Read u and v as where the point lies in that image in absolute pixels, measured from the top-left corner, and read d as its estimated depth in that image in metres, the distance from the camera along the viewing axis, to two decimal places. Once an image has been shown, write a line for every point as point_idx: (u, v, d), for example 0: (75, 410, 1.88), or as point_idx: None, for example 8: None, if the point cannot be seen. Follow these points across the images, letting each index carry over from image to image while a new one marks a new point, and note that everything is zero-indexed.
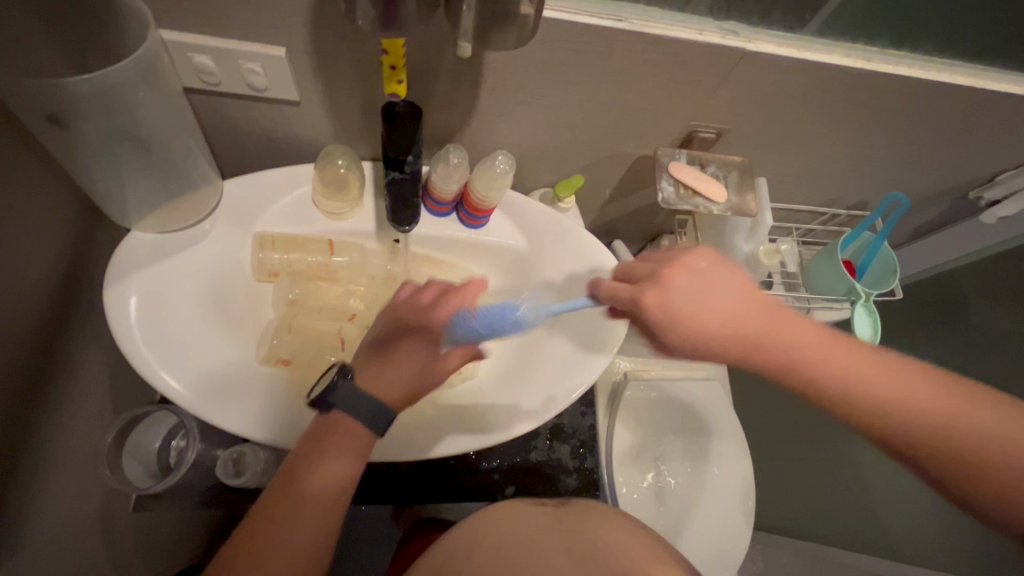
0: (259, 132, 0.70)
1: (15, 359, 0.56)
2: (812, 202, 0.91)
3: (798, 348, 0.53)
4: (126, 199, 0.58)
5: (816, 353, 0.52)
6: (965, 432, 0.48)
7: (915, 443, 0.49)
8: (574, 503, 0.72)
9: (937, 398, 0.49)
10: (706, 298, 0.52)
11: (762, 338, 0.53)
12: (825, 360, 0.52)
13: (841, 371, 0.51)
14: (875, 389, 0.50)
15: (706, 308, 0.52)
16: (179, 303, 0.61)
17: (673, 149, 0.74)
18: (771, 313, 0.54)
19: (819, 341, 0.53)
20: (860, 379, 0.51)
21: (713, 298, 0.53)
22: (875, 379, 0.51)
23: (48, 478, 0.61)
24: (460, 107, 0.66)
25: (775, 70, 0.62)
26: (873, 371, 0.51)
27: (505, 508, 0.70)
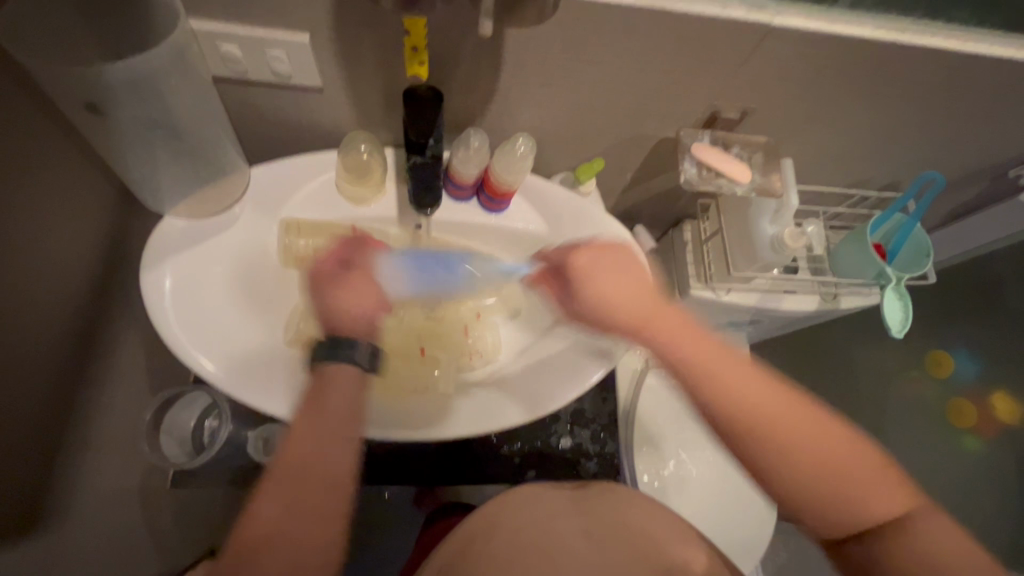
0: (285, 120, 0.72)
1: (60, 339, 0.58)
2: (840, 184, 0.89)
3: (665, 333, 0.56)
4: (159, 185, 0.60)
5: (672, 341, 0.55)
6: (815, 449, 0.50)
7: (772, 451, 0.51)
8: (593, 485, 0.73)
9: (817, 430, 0.50)
10: (608, 279, 0.58)
11: (645, 316, 0.56)
12: (691, 348, 0.55)
13: (703, 361, 0.54)
14: (744, 395, 0.52)
15: (605, 285, 0.58)
16: (210, 286, 0.64)
17: (696, 131, 0.73)
18: (649, 296, 0.58)
19: (681, 330, 0.56)
20: (718, 372, 0.53)
21: (603, 279, 0.58)
22: (734, 379, 0.52)
23: (91, 454, 0.64)
24: (480, 91, 0.66)
25: (801, 46, 0.60)
26: (723, 365, 0.53)
27: (525, 493, 0.71)
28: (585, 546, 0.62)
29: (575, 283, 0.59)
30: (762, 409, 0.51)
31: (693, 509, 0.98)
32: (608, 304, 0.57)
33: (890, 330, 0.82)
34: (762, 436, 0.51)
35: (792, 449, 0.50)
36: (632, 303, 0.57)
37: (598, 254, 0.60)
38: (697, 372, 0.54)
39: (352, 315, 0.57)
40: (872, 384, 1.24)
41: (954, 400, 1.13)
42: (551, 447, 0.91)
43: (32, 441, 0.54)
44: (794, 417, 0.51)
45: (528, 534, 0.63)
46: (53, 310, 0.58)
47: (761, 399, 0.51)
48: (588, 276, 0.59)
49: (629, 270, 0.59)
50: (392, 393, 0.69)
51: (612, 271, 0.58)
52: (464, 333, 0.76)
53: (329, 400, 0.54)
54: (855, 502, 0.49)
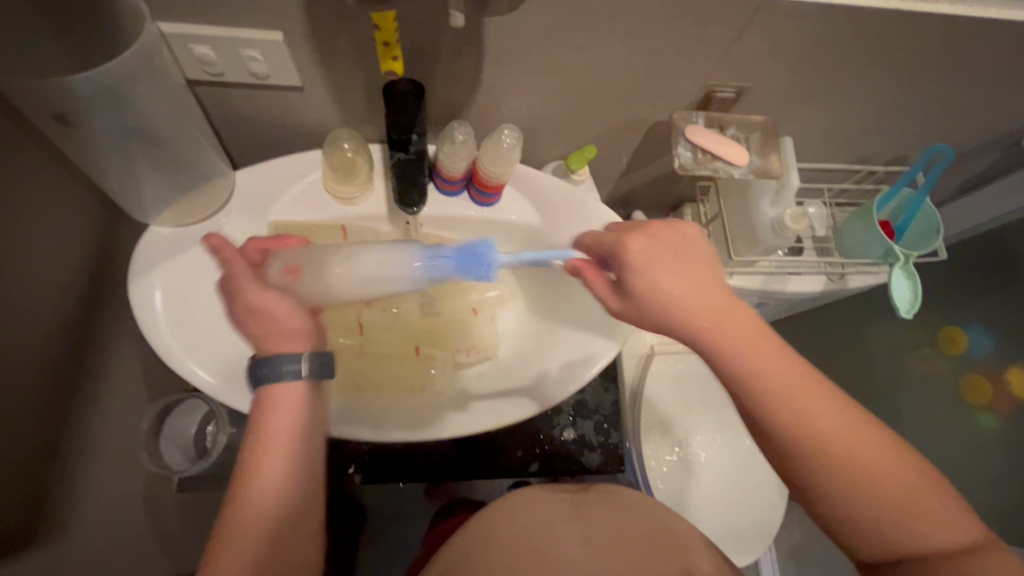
0: (268, 121, 0.70)
1: (49, 353, 0.58)
2: (845, 160, 0.86)
3: (741, 349, 0.49)
4: (141, 194, 0.59)
5: (740, 353, 0.49)
6: (884, 487, 0.46)
7: (845, 479, 0.46)
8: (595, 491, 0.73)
9: (884, 451, 0.47)
10: (673, 274, 0.50)
11: (719, 326, 0.50)
12: (767, 367, 0.49)
13: (779, 386, 0.49)
14: (804, 412, 0.48)
15: (664, 281, 0.50)
16: (199, 294, 0.63)
17: (690, 112, 0.71)
18: (721, 300, 0.51)
19: (763, 349, 0.50)
20: (797, 398, 0.48)
21: (669, 278, 0.50)
22: (808, 403, 0.48)
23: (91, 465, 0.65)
24: (464, 82, 0.64)
25: (796, 19, 0.57)
26: (799, 386, 0.49)
27: (523, 497, 0.71)
28: (582, 555, 0.61)
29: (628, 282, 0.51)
30: (820, 437, 0.47)
31: (703, 495, 0.97)
32: (669, 304, 0.50)
33: (899, 311, 0.79)
34: (813, 449, 0.47)
35: (865, 486, 0.46)
36: (701, 316, 0.50)
37: (657, 253, 0.51)
38: (764, 396, 0.49)
39: (269, 329, 0.53)
40: (883, 362, 1.22)
41: (968, 375, 1.09)
42: (554, 439, 0.91)
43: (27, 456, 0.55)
44: (863, 444, 0.47)
45: (528, 532, 0.64)
46: (42, 326, 0.57)
47: (833, 428, 0.47)
48: (647, 273, 0.50)
49: (696, 273, 0.51)
50: (392, 393, 0.69)
51: (679, 271, 0.51)
52: (460, 331, 0.75)
53: (282, 408, 0.51)
54: (920, 539, 0.45)
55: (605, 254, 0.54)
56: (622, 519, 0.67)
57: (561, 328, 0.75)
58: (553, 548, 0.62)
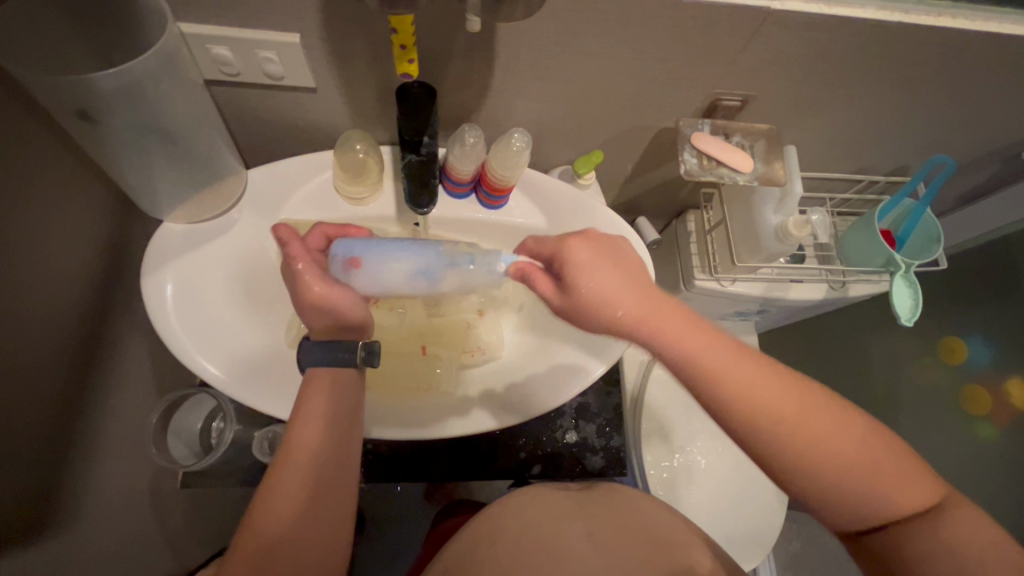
0: (282, 122, 0.72)
1: (62, 345, 0.59)
2: (847, 169, 0.87)
3: (669, 337, 0.52)
4: (156, 191, 0.60)
5: (682, 341, 0.52)
6: (844, 449, 0.48)
7: (797, 456, 0.49)
8: (597, 489, 0.74)
9: (837, 423, 0.49)
10: (606, 273, 0.54)
11: (648, 320, 0.53)
12: (699, 352, 0.51)
13: (723, 375, 0.50)
14: (764, 397, 0.49)
15: (601, 279, 0.53)
16: (211, 290, 0.64)
17: (696, 120, 0.72)
18: (650, 291, 0.54)
19: (693, 334, 0.52)
20: (732, 381, 0.50)
21: (602, 275, 0.54)
22: (760, 385, 0.50)
23: (100, 458, 0.65)
24: (475, 86, 0.65)
25: (802, 30, 0.59)
26: (746, 369, 0.50)
27: (526, 495, 0.71)
28: (589, 549, 0.63)
29: (572, 279, 0.54)
30: (784, 416, 0.49)
31: (702, 499, 0.97)
32: (609, 301, 0.53)
33: (900, 319, 0.80)
34: (785, 436, 0.49)
35: (816, 453, 0.48)
36: (627, 306, 0.53)
37: (590, 249, 0.55)
38: (715, 382, 0.51)
39: (325, 317, 0.60)
40: (883, 371, 1.22)
41: (968, 387, 1.11)
42: (556, 441, 0.91)
43: (37, 448, 0.55)
44: (811, 412, 0.49)
45: (533, 526, 0.65)
46: (55, 319, 0.58)
47: (792, 406, 0.49)
48: (585, 270, 0.54)
49: (626, 266, 0.55)
50: (397, 391, 0.69)
51: (611, 267, 0.54)
52: (466, 331, 0.76)
53: (316, 404, 0.56)
54: (878, 499, 0.48)
55: (548, 257, 0.57)
56: (626, 516, 0.68)
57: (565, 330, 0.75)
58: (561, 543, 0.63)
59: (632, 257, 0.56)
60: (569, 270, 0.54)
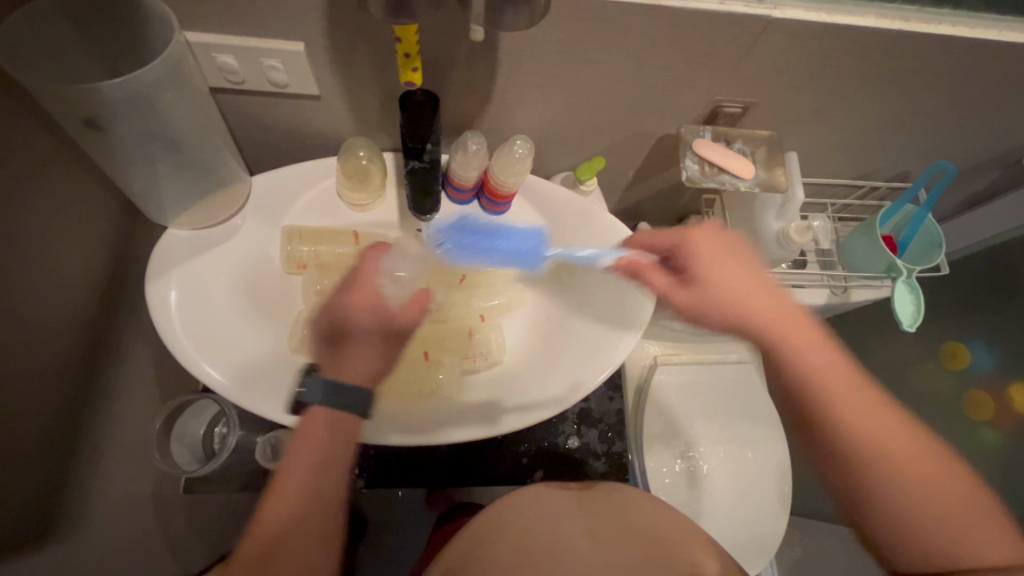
0: (287, 129, 0.72)
1: (67, 350, 0.59)
2: (848, 175, 0.88)
3: (796, 350, 0.58)
4: (160, 197, 0.60)
5: (806, 354, 0.58)
6: (930, 486, 0.52)
7: (880, 471, 0.53)
8: (599, 489, 0.73)
9: (929, 465, 0.52)
10: (738, 278, 0.61)
11: (788, 332, 0.59)
12: (822, 369, 0.57)
13: (839, 391, 0.56)
14: (867, 419, 0.54)
15: (730, 279, 0.60)
16: (215, 296, 0.64)
17: (697, 127, 0.72)
18: (790, 306, 0.60)
19: (813, 348, 0.58)
20: (839, 403, 0.56)
21: (734, 276, 0.60)
22: (863, 406, 0.55)
23: (105, 462, 0.66)
24: (477, 93, 0.66)
25: (802, 38, 0.59)
26: (854, 391, 0.56)
27: (530, 494, 0.70)
28: (590, 548, 0.63)
29: (698, 276, 0.61)
30: (878, 433, 0.54)
31: (706, 506, 0.97)
32: (755, 308, 0.59)
33: (902, 325, 0.80)
34: (881, 459, 0.53)
35: (902, 481, 0.52)
36: (767, 309, 0.60)
37: (715, 246, 0.62)
38: (832, 392, 0.56)
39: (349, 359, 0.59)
40: (886, 377, 1.22)
41: (971, 392, 1.10)
42: (557, 446, 0.91)
43: (40, 454, 0.55)
44: (899, 440, 0.54)
45: (538, 522, 0.66)
46: (59, 325, 0.58)
47: (891, 432, 0.54)
48: (714, 272, 0.61)
49: (757, 275, 0.61)
50: (397, 397, 0.69)
51: (735, 276, 0.61)
52: (468, 336, 0.75)
53: (313, 438, 0.57)
54: (956, 538, 0.50)
55: (668, 253, 0.65)
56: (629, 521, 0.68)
57: (568, 335, 0.75)
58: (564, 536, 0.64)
59: (756, 268, 0.62)
60: (697, 271, 0.62)
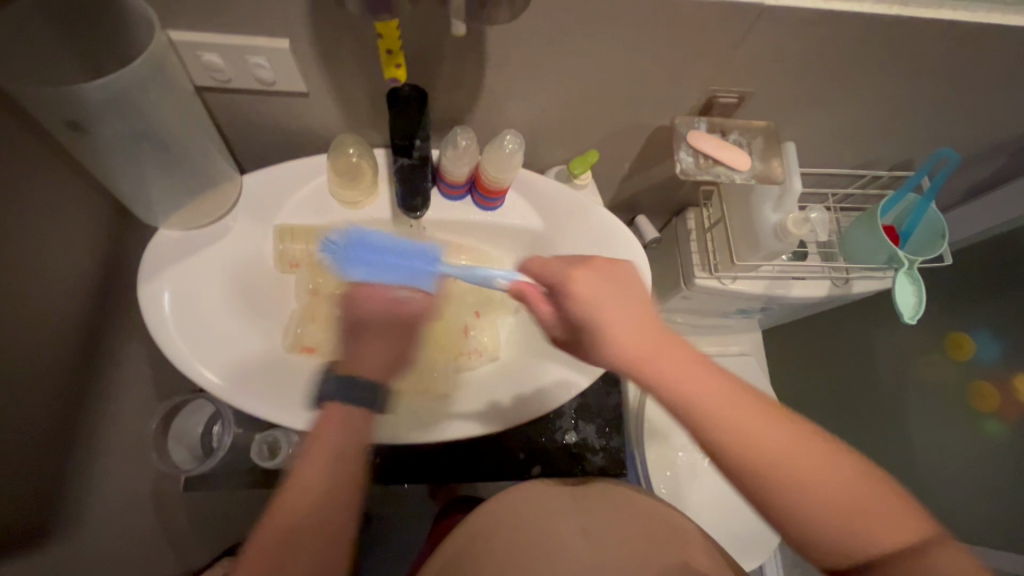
0: (277, 127, 0.72)
1: (55, 353, 0.59)
2: (849, 165, 0.86)
3: (668, 377, 0.52)
4: (150, 200, 0.61)
5: (675, 377, 0.52)
6: (832, 488, 0.49)
7: (790, 490, 0.49)
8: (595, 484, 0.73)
9: (824, 467, 0.49)
10: (604, 300, 0.53)
11: (642, 355, 0.53)
12: (690, 389, 0.52)
13: (714, 412, 0.51)
14: (739, 422, 0.51)
15: (605, 303, 0.53)
16: (207, 296, 0.64)
17: (692, 118, 0.71)
18: (646, 323, 0.54)
19: (686, 370, 0.52)
20: (708, 410, 0.51)
21: (601, 303, 0.53)
22: (735, 415, 0.51)
23: (94, 465, 0.65)
24: (467, 87, 0.65)
25: (797, 25, 0.58)
26: (728, 403, 0.51)
27: (524, 495, 0.69)
28: (583, 546, 0.63)
29: (571, 303, 0.53)
30: (750, 440, 0.50)
31: (706, 498, 0.97)
32: (611, 333, 0.53)
33: (903, 317, 0.78)
34: (757, 466, 0.50)
35: (815, 493, 0.49)
36: (640, 343, 0.53)
37: (591, 275, 0.54)
38: (702, 415, 0.51)
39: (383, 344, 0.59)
40: (890, 368, 1.21)
41: (974, 382, 1.08)
42: (555, 441, 0.91)
43: (34, 457, 0.56)
44: (770, 446, 0.50)
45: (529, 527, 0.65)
46: (52, 329, 0.59)
47: (769, 444, 0.50)
48: (585, 297, 0.53)
49: (626, 294, 0.55)
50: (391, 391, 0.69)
51: (609, 298, 0.54)
52: (463, 333, 0.75)
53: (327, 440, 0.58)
54: (860, 533, 0.48)
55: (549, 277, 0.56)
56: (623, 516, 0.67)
57: None
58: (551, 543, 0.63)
59: (628, 282, 0.55)
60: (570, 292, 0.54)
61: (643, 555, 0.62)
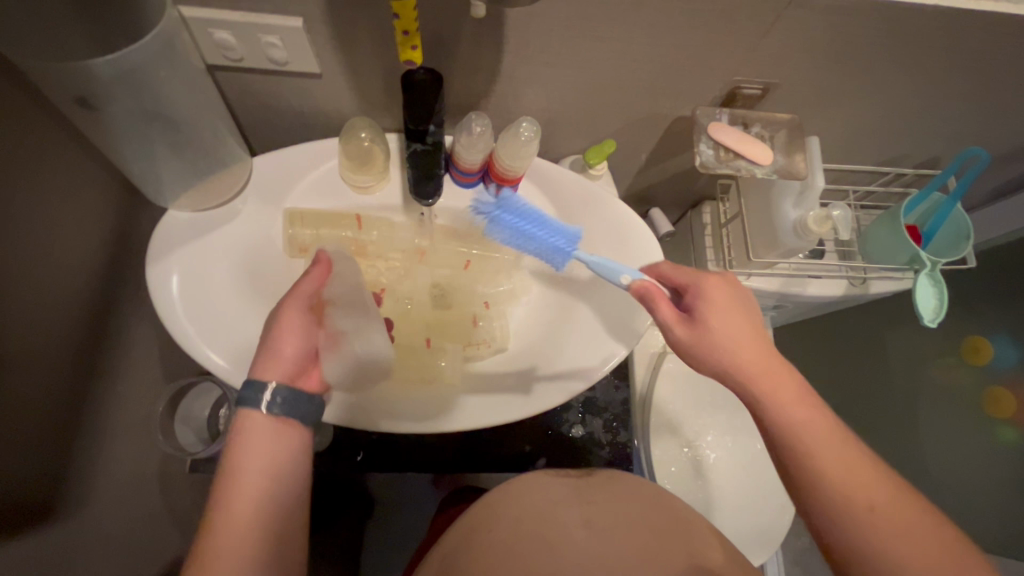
0: (288, 109, 0.71)
1: (63, 332, 0.59)
2: (873, 161, 0.84)
3: (778, 398, 0.52)
4: (160, 180, 0.60)
5: (786, 405, 0.52)
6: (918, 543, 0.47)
7: (876, 534, 0.48)
8: (598, 476, 0.72)
9: (910, 518, 0.48)
10: (738, 319, 0.55)
11: (760, 376, 0.53)
12: (802, 422, 0.51)
13: (818, 447, 0.50)
14: (832, 457, 0.50)
15: (736, 320, 0.55)
16: (216, 278, 0.63)
17: (713, 109, 0.69)
18: (769, 350, 0.55)
19: (799, 403, 0.52)
20: (812, 442, 0.51)
21: (732, 319, 0.55)
22: (835, 454, 0.50)
23: (103, 444, 0.66)
24: (484, 72, 0.63)
25: (830, 14, 0.55)
26: (834, 443, 0.51)
27: (529, 480, 0.70)
28: (585, 537, 0.61)
29: (702, 310, 0.55)
30: (845, 479, 0.49)
31: (712, 495, 0.95)
32: (737, 346, 0.54)
33: (924, 319, 0.75)
34: (842, 502, 0.49)
35: (895, 542, 0.47)
36: (760, 364, 0.54)
37: (728, 295, 0.56)
38: (803, 445, 0.51)
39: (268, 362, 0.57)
40: (903, 369, 1.19)
41: (990, 388, 1.07)
42: (561, 434, 0.90)
43: (44, 436, 0.56)
44: (860, 481, 0.50)
45: (531, 518, 0.64)
46: (60, 307, 0.58)
47: (862, 484, 0.49)
48: (717, 309, 0.55)
49: (757, 321, 0.56)
50: (395, 380, 0.67)
51: (738, 319, 0.55)
52: (472, 323, 0.74)
53: (256, 451, 0.53)
54: None
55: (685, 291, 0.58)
56: (627, 507, 0.66)
57: (573, 323, 0.73)
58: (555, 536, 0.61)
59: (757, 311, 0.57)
60: (704, 302, 0.56)
61: (646, 550, 0.60)
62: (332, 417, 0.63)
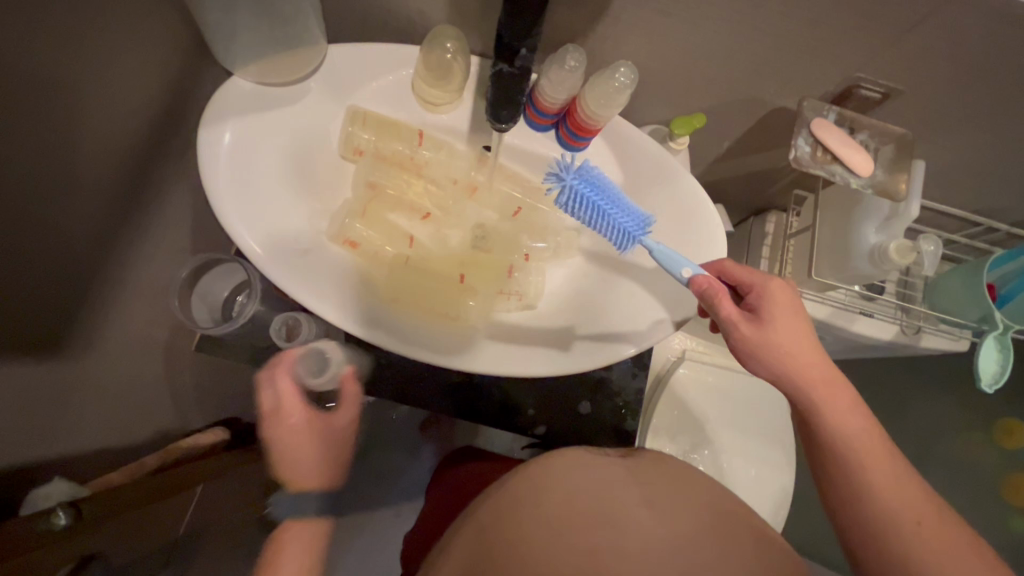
0: (375, 3, 0.67)
1: (101, 174, 0.57)
2: (969, 206, 0.77)
3: (833, 404, 0.55)
4: (233, 42, 0.57)
5: (835, 410, 0.55)
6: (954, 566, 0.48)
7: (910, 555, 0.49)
8: (649, 455, 0.59)
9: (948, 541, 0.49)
10: (797, 322, 0.56)
11: (814, 381, 0.55)
12: (845, 426, 0.54)
13: (861, 458, 0.53)
14: (875, 474, 0.52)
15: (795, 324, 0.56)
16: (266, 157, 0.61)
17: (823, 104, 0.64)
18: (821, 355, 0.57)
19: (845, 406, 0.55)
20: (854, 453, 0.54)
21: (793, 320, 0.56)
22: (880, 471, 0.53)
23: (118, 299, 0.64)
24: (590, 7, 0.58)
25: (991, 21, 0.49)
26: (879, 456, 0.53)
27: (571, 452, 0.55)
28: (651, 524, 0.48)
29: (766, 311, 0.56)
30: (885, 493, 0.52)
31: None
32: (793, 349, 0.55)
33: (980, 382, 0.70)
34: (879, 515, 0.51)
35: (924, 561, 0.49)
36: (816, 369, 0.55)
37: (786, 297, 0.57)
38: (848, 454, 0.54)
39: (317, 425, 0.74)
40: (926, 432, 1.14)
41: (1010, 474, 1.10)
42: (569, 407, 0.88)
43: (61, 271, 0.54)
44: (904, 498, 0.51)
45: (578, 503, 0.49)
46: (103, 148, 0.56)
47: (901, 502, 0.51)
48: (782, 310, 0.56)
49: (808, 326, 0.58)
50: (418, 308, 0.63)
51: (798, 321, 0.56)
52: (508, 272, 0.70)
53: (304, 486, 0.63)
54: None
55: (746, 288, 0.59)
56: (698, 497, 0.53)
57: (616, 298, 0.68)
58: (617, 536, 0.47)
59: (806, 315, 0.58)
60: (768, 302, 0.56)
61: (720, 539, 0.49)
62: (352, 327, 0.60)
